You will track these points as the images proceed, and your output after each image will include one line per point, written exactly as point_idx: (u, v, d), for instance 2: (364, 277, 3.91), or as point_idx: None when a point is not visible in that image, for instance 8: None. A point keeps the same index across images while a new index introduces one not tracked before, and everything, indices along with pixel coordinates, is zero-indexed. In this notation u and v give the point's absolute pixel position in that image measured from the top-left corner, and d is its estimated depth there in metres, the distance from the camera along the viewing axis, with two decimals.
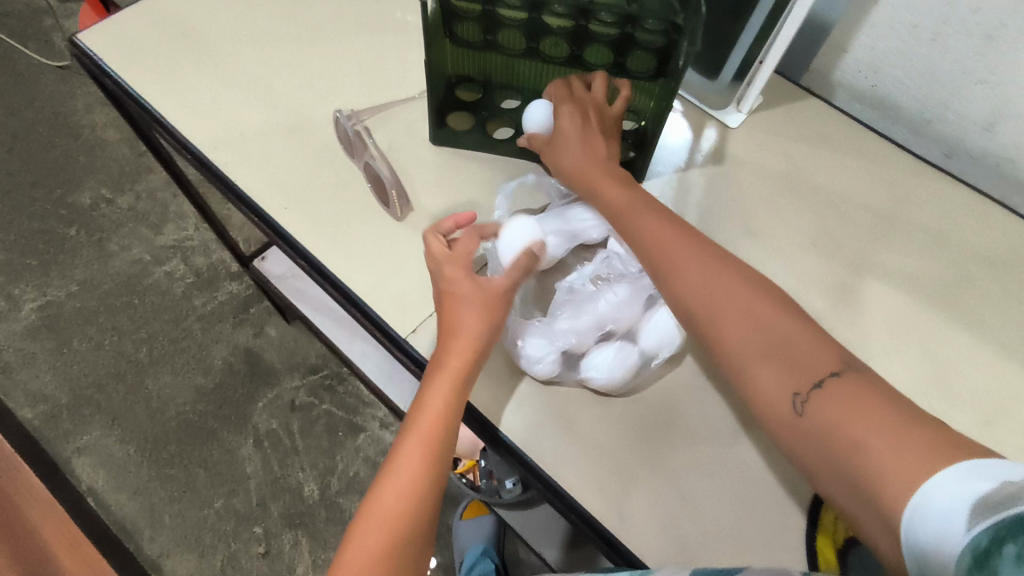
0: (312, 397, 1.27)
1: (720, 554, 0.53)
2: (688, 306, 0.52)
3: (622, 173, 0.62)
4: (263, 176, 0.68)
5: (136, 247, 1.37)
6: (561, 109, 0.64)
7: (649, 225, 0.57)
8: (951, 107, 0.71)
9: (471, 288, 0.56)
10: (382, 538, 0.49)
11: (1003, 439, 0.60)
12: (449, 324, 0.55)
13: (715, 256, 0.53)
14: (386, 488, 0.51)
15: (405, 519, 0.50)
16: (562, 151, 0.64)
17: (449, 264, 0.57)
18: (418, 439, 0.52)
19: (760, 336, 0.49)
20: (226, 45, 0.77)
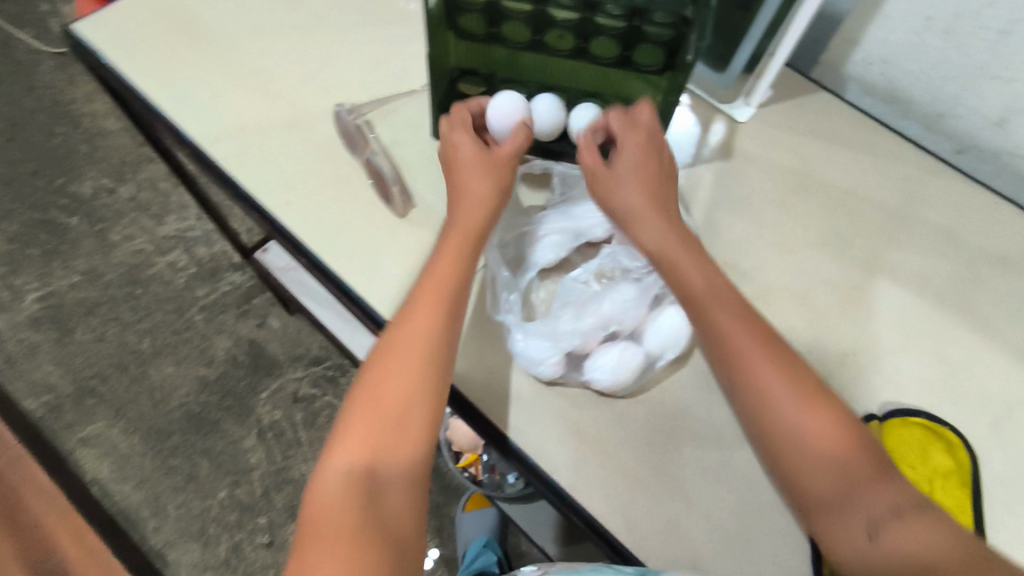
0: (314, 388, 1.27)
1: (721, 558, 0.53)
2: (762, 419, 0.52)
3: (687, 232, 0.60)
4: (262, 170, 0.67)
5: (138, 237, 1.36)
6: (626, 139, 0.60)
7: (730, 327, 0.54)
8: (963, 102, 0.70)
9: (472, 148, 0.61)
10: (397, 369, 0.53)
11: (1012, 443, 0.59)
12: (457, 189, 0.61)
13: (791, 366, 0.53)
14: (400, 329, 0.55)
15: (418, 352, 0.53)
16: (617, 184, 0.60)
17: (452, 131, 0.62)
18: (429, 286, 0.56)
19: (833, 467, 0.49)
20: (224, 35, 0.76)
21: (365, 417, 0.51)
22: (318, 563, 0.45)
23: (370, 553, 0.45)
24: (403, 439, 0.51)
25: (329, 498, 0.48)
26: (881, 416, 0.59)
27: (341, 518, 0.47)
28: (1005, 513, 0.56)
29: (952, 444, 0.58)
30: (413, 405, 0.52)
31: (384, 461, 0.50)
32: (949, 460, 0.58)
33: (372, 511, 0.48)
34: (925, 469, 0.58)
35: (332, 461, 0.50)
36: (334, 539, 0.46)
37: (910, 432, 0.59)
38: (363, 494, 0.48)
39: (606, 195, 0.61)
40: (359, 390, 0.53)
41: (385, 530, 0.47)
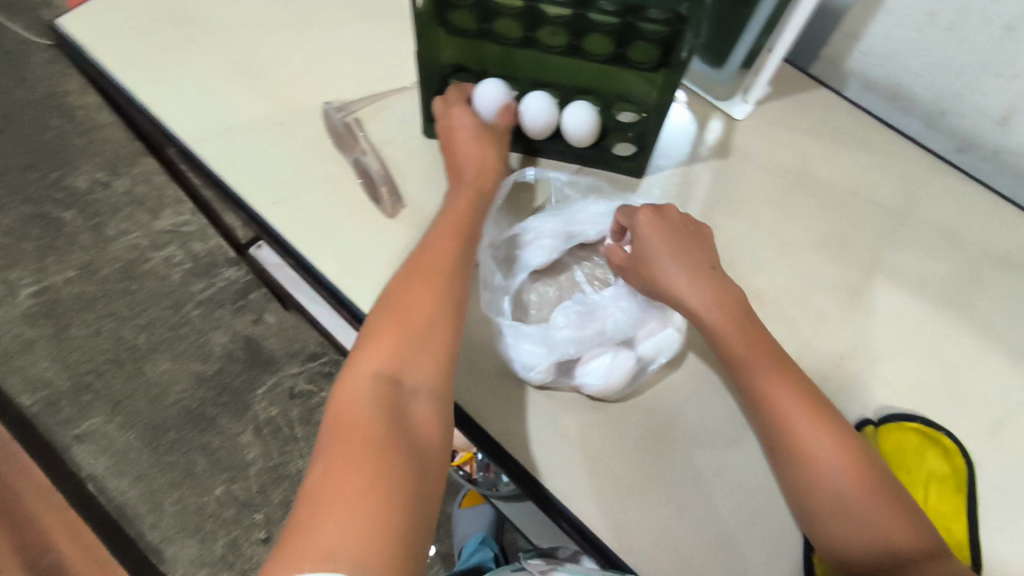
0: (311, 385, 1.26)
1: (715, 565, 0.53)
2: (800, 472, 0.50)
3: (734, 292, 0.56)
4: (251, 169, 0.66)
5: (134, 231, 1.35)
6: (636, 218, 0.58)
7: (777, 389, 0.52)
8: (966, 100, 0.68)
9: (471, 122, 0.63)
10: (421, 289, 0.53)
11: (1010, 447, 0.58)
12: (457, 162, 0.62)
13: (829, 419, 0.51)
14: (421, 258, 0.56)
15: (440, 276, 0.54)
16: (656, 268, 0.56)
17: (450, 111, 0.64)
18: (446, 223, 0.58)
19: (872, 502, 0.48)
20: (214, 31, 0.74)
21: (390, 331, 0.51)
22: (348, 454, 0.42)
23: (402, 449, 0.44)
24: (427, 356, 0.51)
25: (354, 401, 0.46)
26: (877, 421, 0.59)
27: (370, 416, 0.45)
28: (1002, 519, 0.55)
29: (947, 449, 0.58)
30: (437, 323, 0.52)
31: (410, 373, 0.49)
32: (944, 465, 0.57)
33: (399, 416, 0.47)
34: (920, 474, 0.57)
35: (355, 371, 0.49)
36: (363, 433, 0.44)
37: (907, 437, 0.58)
38: (390, 399, 0.47)
39: (649, 286, 0.57)
40: (380, 310, 0.53)
41: (412, 435, 0.46)
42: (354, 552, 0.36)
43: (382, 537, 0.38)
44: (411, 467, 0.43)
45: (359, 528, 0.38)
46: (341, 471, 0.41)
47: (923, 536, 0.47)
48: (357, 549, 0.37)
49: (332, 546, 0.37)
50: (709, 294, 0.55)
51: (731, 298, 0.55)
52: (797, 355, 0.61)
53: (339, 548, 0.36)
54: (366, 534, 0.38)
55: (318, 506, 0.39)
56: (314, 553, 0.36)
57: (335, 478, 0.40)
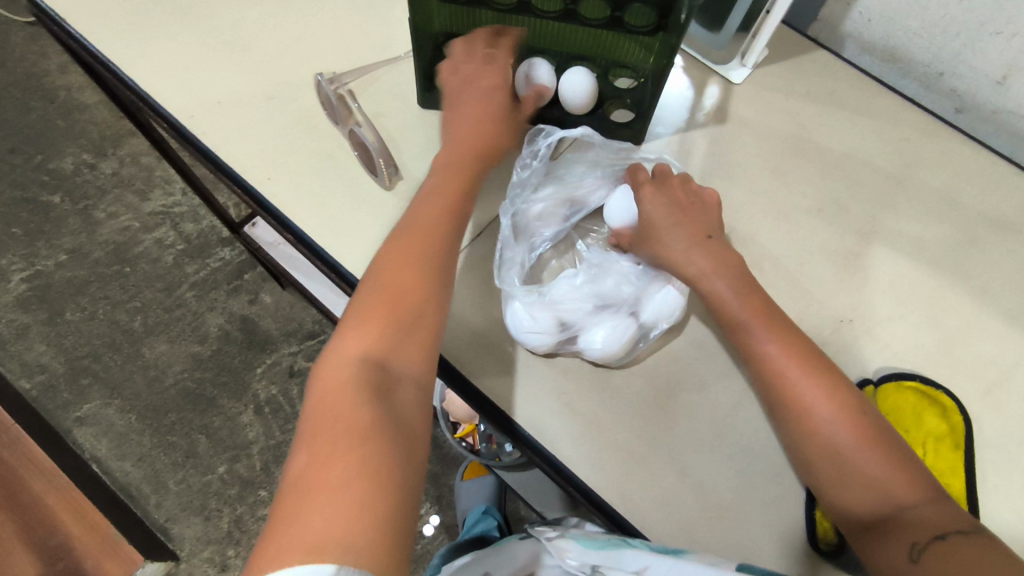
0: (310, 362, 1.27)
1: (719, 525, 0.54)
2: (796, 427, 0.50)
3: (734, 260, 0.57)
4: (243, 144, 0.65)
5: (124, 213, 1.34)
6: (638, 195, 0.59)
7: (772, 348, 0.52)
8: (964, 60, 0.68)
9: (490, 91, 0.65)
10: (407, 271, 0.53)
11: (1004, 404, 0.59)
12: (457, 125, 0.64)
13: (823, 374, 0.51)
14: (411, 234, 0.56)
15: (428, 255, 0.54)
16: (659, 239, 0.57)
17: (477, 70, 0.64)
18: (438, 196, 0.58)
19: (868, 458, 0.48)
20: (200, 3, 0.73)
21: (375, 314, 0.51)
22: (331, 446, 0.42)
23: (386, 435, 0.44)
24: (413, 341, 0.50)
25: (338, 388, 0.46)
26: (876, 381, 0.59)
27: (354, 403, 0.45)
28: (996, 474, 0.57)
29: (945, 407, 0.58)
30: (423, 305, 0.52)
31: (395, 360, 0.49)
32: (941, 423, 0.58)
33: (384, 401, 0.46)
34: (919, 433, 0.58)
35: (339, 357, 0.49)
36: (346, 422, 0.44)
37: (905, 398, 0.59)
38: (375, 385, 0.47)
39: (654, 256, 0.57)
40: (365, 293, 0.52)
41: (397, 419, 0.46)
42: (339, 548, 0.37)
43: (368, 531, 0.38)
44: (395, 453, 0.43)
45: (344, 523, 0.38)
46: (324, 466, 0.41)
47: (917, 489, 0.47)
48: (343, 545, 0.37)
49: (318, 543, 0.37)
50: (708, 263, 0.56)
51: (731, 260, 0.56)
52: (798, 319, 0.62)
53: (325, 545, 0.37)
54: (350, 528, 0.38)
55: (303, 503, 0.39)
56: (301, 552, 0.37)
57: (318, 474, 0.40)
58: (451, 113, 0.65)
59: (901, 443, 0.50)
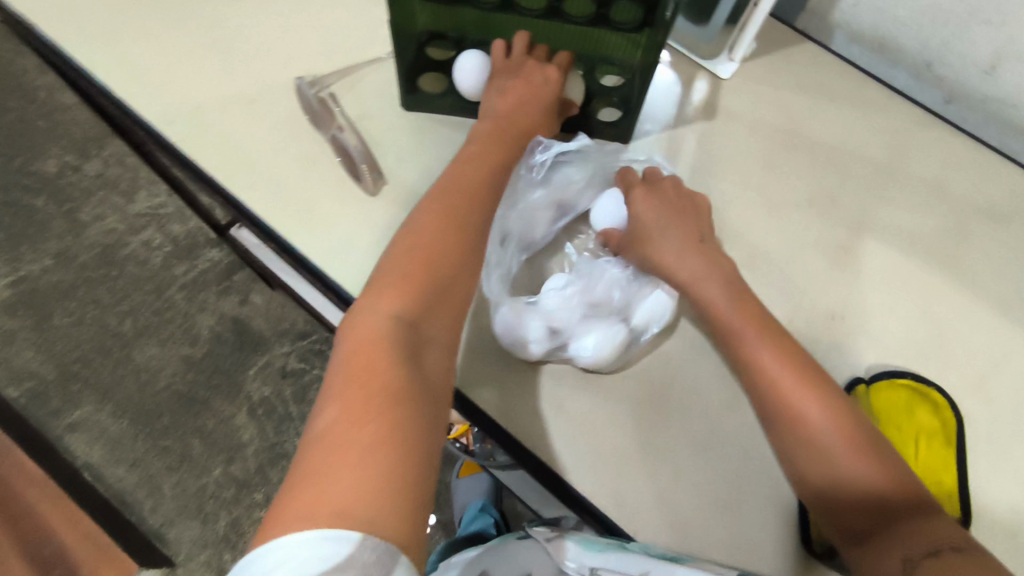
0: (302, 362, 1.26)
1: (713, 528, 0.54)
2: (789, 433, 0.50)
3: (728, 266, 0.56)
4: (224, 150, 0.64)
5: (109, 215, 1.32)
6: (631, 199, 0.59)
7: (762, 353, 0.52)
8: (953, 50, 0.67)
9: (542, 80, 0.62)
10: (442, 237, 0.51)
11: (996, 397, 0.59)
12: (503, 101, 0.61)
13: (815, 381, 0.51)
14: (447, 196, 0.54)
15: (463, 221, 0.53)
16: (652, 244, 0.57)
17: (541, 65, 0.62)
18: (478, 163, 0.57)
19: (859, 466, 0.48)
20: (177, 7, 0.71)
21: (411, 275, 0.48)
22: (364, 402, 0.40)
23: (418, 401, 0.42)
24: (445, 307, 0.49)
25: (370, 345, 0.44)
26: (868, 379, 0.59)
27: (388, 360, 0.43)
28: (989, 468, 0.56)
29: (937, 404, 0.58)
30: (458, 275, 0.51)
31: (427, 323, 0.47)
32: (933, 421, 0.58)
33: (415, 363, 0.44)
34: (910, 427, 0.58)
35: (372, 313, 0.46)
36: (379, 380, 0.42)
37: (897, 393, 0.58)
38: (407, 348, 0.45)
39: (643, 261, 0.57)
40: (399, 253, 0.50)
41: (427, 386, 0.44)
42: (372, 509, 0.35)
43: (398, 495, 0.36)
44: (423, 421, 0.41)
45: (375, 485, 0.36)
46: (357, 422, 0.39)
47: (906, 498, 0.46)
48: (373, 506, 0.35)
49: (348, 502, 0.35)
50: (702, 265, 0.56)
51: (726, 266, 0.56)
52: (790, 317, 0.61)
53: (355, 505, 0.35)
54: (381, 490, 0.36)
55: (333, 458, 0.37)
56: (330, 508, 0.34)
57: (350, 430, 0.38)
58: (495, 90, 0.62)
59: (891, 450, 0.49)
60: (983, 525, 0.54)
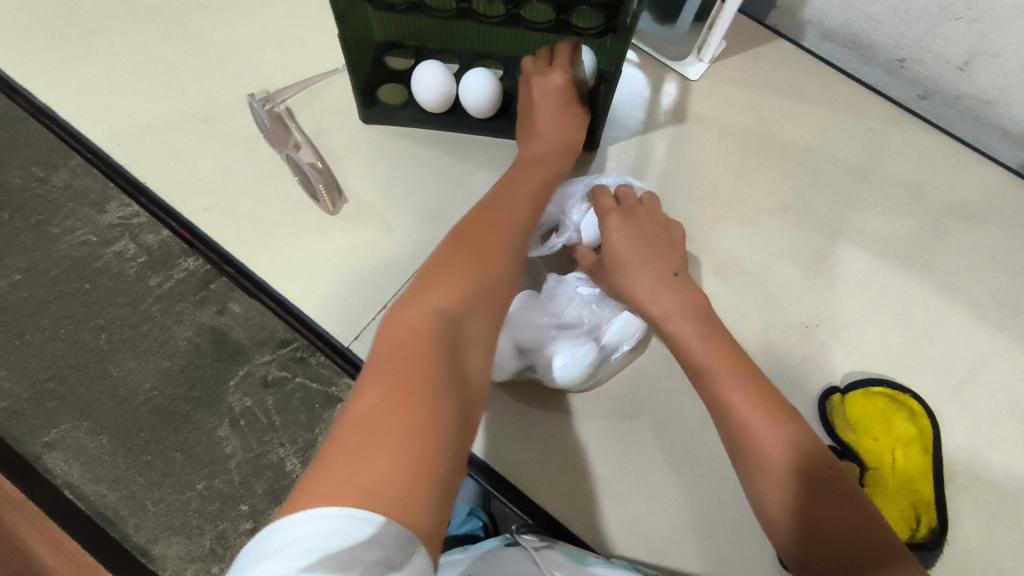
0: (284, 372, 1.13)
1: (689, 550, 0.52)
2: (753, 461, 0.48)
3: (699, 300, 0.55)
4: (177, 173, 0.62)
5: (80, 227, 1.19)
6: (605, 225, 0.58)
7: (738, 397, 0.49)
8: (926, 46, 0.65)
9: (555, 89, 0.60)
10: (484, 244, 0.49)
11: (973, 403, 0.59)
12: (536, 131, 0.61)
13: (777, 406, 0.50)
14: (490, 208, 0.53)
15: (505, 231, 0.51)
16: (626, 275, 0.56)
17: (541, 74, 0.61)
18: (514, 182, 0.57)
19: (830, 515, 0.45)
20: (123, 25, 0.68)
21: (456, 274, 0.46)
22: (402, 388, 0.36)
23: (457, 395, 0.38)
24: (489, 307, 0.46)
25: (413, 336, 0.40)
26: (843, 389, 0.58)
27: (431, 348, 0.40)
28: (967, 475, 0.56)
29: (913, 411, 0.58)
30: (500, 279, 0.48)
31: (472, 321, 0.44)
32: (910, 427, 0.58)
33: (458, 358, 0.41)
34: (888, 438, 0.57)
35: (418, 309, 0.43)
36: (421, 368, 0.38)
37: (872, 404, 0.58)
38: (452, 342, 0.41)
39: (617, 290, 0.57)
40: (445, 253, 0.48)
41: (467, 383, 0.40)
42: (400, 495, 0.32)
43: (427, 484, 0.33)
44: (462, 416, 0.38)
45: (404, 470, 0.33)
46: (394, 406, 0.35)
47: (877, 545, 0.44)
48: (400, 492, 0.32)
49: (376, 481, 0.32)
50: (676, 300, 0.54)
51: (700, 298, 0.55)
52: (763, 327, 0.60)
53: (382, 487, 0.32)
54: (410, 472, 0.33)
55: (363, 438, 0.34)
56: (357, 485, 0.31)
57: (385, 409, 0.35)
58: (527, 123, 0.62)
59: (863, 498, 0.47)
60: (963, 535, 0.53)
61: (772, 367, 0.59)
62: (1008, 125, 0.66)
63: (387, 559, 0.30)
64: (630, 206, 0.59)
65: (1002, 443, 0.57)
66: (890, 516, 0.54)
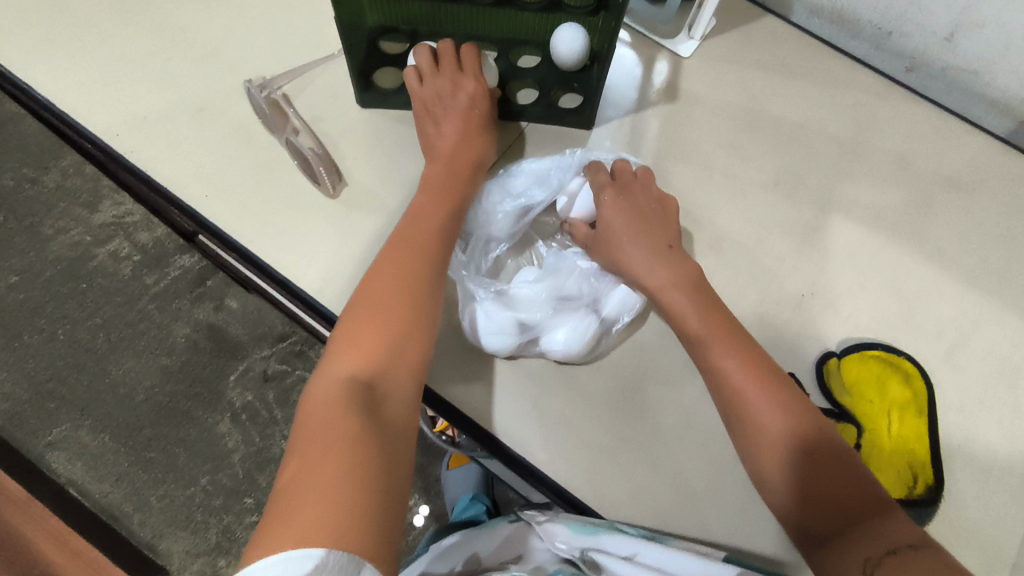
0: (284, 365, 1.14)
1: (694, 515, 0.54)
2: (740, 439, 0.50)
3: (693, 272, 0.56)
4: (176, 161, 0.62)
5: (73, 228, 1.18)
6: (600, 200, 0.59)
7: (730, 364, 0.51)
8: (912, 19, 0.66)
9: (468, 100, 0.61)
10: (402, 281, 0.51)
11: (964, 365, 0.60)
12: (442, 139, 0.61)
13: (769, 375, 0.51)
14: (404, 238, 0.55)
15: (420, 259, 0.53)
16: (621, 250, 0.58)
17: (452, 81, 0.62)
18: (427, 200, 0.58)
19: (818, 471, 0.47)
20: (116, 16, 0.69)
21: (372, 323, 0.48)
22: (322, 447, 0.39)
23: (379, 441, 0.41)
24: (402, 350, 0.48)
25: (326, 403, 0.43)
26: (839, 354, 0.60)
27: (344, 409, 0.42)
28: (959, 436, 0.57)
29: (907, 374, 0.59)
30: (420, 314, 0.50)
31: (385, 369, 0.47)
32: (904, 391, 0.59)
33: (373, 411, 0.44)
34: (883, 402, 0.59)
35: (329, 373, 0.46)
36: (336, 426, 0.41)
37: (867, 368, 0.59)
38: (365, 398, 0.44)
39: (612, 263, 0.58)
40: (359, 303, 0.50)
41: (388, 432, 0.43)
42: (335, 533, 0.34)
43: (358, 522, 0.36)
44: (385, 458, 0.41)
45: (336, 512, 0.35)
46: (317, 465, 0.38)
47: (863, 499, 0.46)
48: (335, 529, 0.35)
49: (309, 528, 0.34)
50: (670, 273, 0.56)
51: (694, 271, 0.56)
52: (759, 299, 0.61)
53: (316, 529, 0.34)
54: (340, 517, 0.35)
55: (294, 499, 0.36)
56: (291, 536, 0.34)
57: (310, 470, 0.38)
58: (432, 129, 0.62)
59: (854, 457, 0.49)
60: (957, 492, 0.55)
61: (768, 337, 0.60)
62: (992, 94, 0.67)
63: None
64: (625, 182, 0.60)
65: (993, 404, 0.59)
66: (889, 477, 0.56)
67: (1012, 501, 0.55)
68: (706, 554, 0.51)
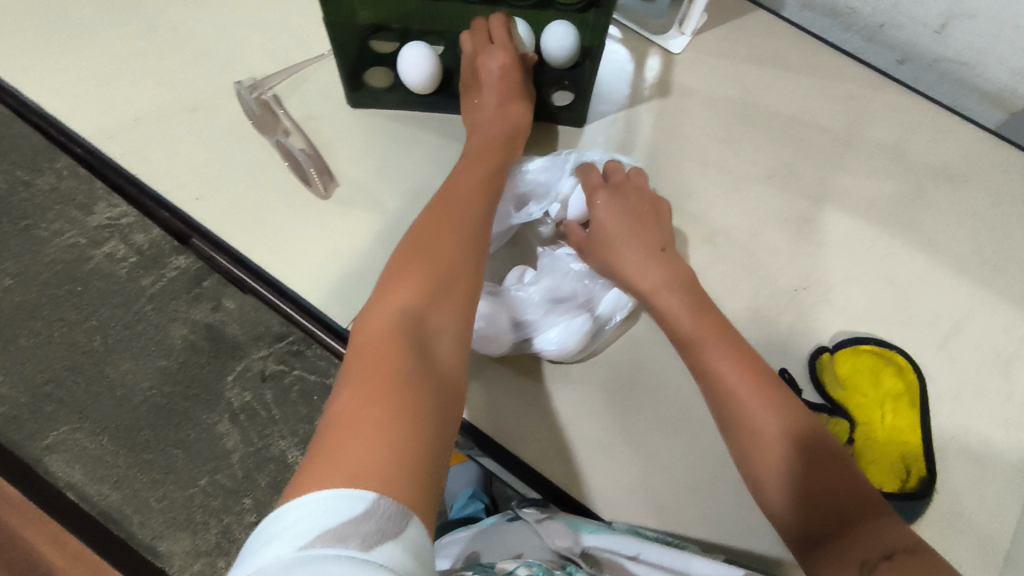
0: (281, 365, 1.13)
1: (689, 509, 0.54)
2: (749, 424, 0.49)
3: (687, 275, 0.56)
4: (168, 164, 0.62)
5: (67, 230, 1.15)
6: (593, 202, 0.59)
7: (724, 365, 0.51)
8: (903, 10, 0.66)
9: (499, 70, 0.60)
10: (446, 235, 0.50)
11: (958, 356, 0.60)
12: (483, 111, 0.61)
13: (761, 372, 0.51)
14: (444, 198, 0.54)
15: (461, 216, 0.52)
16: (614, 252, 0.58)
17: (484, 51, 0.61)
18: (465, 164, 0.58)
19: (815, 467, 0.47)
20: (103, 18, 0.68)
21: (419, 271, 0.47)
22: (373, 387, 0.38)
23: (429, 383, 0.40)
24: (453, 293, 0.47)
25: (378, 337, 0.42)
26: (833, 348, 0.60)
27: (397, 348, 0.41)
28: (953, 425, 0.58)
29: (901, 366, 0.59)
30: (463, 264, 0.49)
31: (437, 311, 0.45)
32: (898, 383, 0.59)
33: (425, 351, 0.42)
34: (877, 393, 0.59)
35: (383, 307, 0.45)
36: (388, 364, 0.40)
37: (860, 360, 0.60)
38: (417, 337, 0.43)
39: (604, 266, 0.58)
40: (407, 247, 0.50)
41: (440, 373, 0.41)
42: (383, 474, 0.33)
43: (409, 465, 0.34)
44: (436, 403, 0.39)
45: (385, 456, 0.34)
46: (368, 403, 0.37)
47: (857, 500, 0.46)
48: (384, 473, 0.33)
49: (359, 466, 0.33)
50: (662, 277, 0.56)
51: (686, 273, 0.57)
52: (752, 293, 0.61)
53: (365, 470, 0.33)
54: (391, 456, 0.34)
55: (344, 434, 0.35)
56: (341, 472, 0.33)
57: (360, 406, 0.37)
58: (472, 103, 0.63)
59: (848, 460, 0.49)
60: (950, 483, 0.55)
61: (762, 331, 0.60)
62: (986, 85, 0.67)
63: (382, 530, 0.31)
64: (619, 184, 0.61)
65: (988, 395, 0.59)
66: (883, 467, 0.56)
67: (1007, 490, 0.55)
68: (700, 554, 0.51)
